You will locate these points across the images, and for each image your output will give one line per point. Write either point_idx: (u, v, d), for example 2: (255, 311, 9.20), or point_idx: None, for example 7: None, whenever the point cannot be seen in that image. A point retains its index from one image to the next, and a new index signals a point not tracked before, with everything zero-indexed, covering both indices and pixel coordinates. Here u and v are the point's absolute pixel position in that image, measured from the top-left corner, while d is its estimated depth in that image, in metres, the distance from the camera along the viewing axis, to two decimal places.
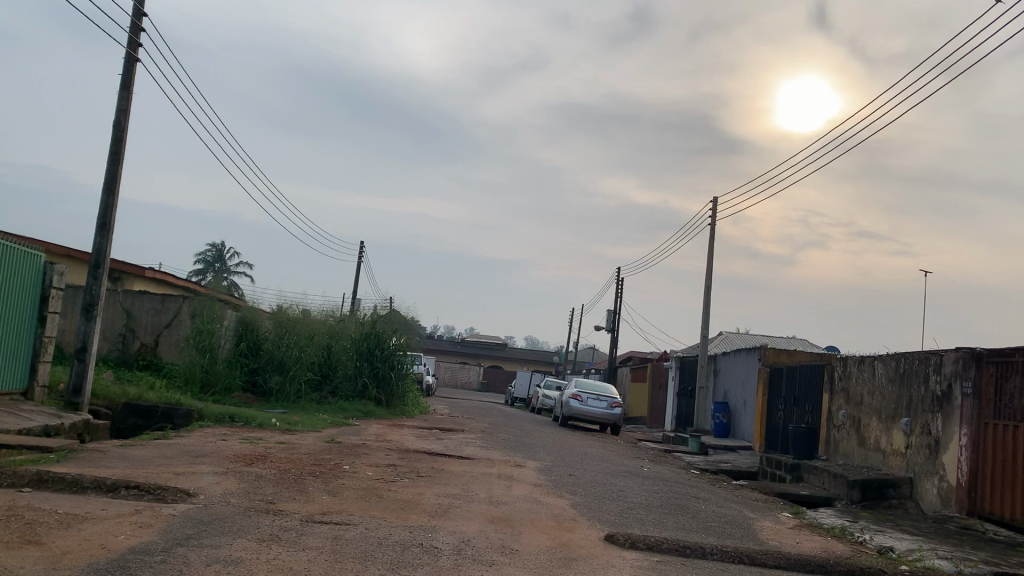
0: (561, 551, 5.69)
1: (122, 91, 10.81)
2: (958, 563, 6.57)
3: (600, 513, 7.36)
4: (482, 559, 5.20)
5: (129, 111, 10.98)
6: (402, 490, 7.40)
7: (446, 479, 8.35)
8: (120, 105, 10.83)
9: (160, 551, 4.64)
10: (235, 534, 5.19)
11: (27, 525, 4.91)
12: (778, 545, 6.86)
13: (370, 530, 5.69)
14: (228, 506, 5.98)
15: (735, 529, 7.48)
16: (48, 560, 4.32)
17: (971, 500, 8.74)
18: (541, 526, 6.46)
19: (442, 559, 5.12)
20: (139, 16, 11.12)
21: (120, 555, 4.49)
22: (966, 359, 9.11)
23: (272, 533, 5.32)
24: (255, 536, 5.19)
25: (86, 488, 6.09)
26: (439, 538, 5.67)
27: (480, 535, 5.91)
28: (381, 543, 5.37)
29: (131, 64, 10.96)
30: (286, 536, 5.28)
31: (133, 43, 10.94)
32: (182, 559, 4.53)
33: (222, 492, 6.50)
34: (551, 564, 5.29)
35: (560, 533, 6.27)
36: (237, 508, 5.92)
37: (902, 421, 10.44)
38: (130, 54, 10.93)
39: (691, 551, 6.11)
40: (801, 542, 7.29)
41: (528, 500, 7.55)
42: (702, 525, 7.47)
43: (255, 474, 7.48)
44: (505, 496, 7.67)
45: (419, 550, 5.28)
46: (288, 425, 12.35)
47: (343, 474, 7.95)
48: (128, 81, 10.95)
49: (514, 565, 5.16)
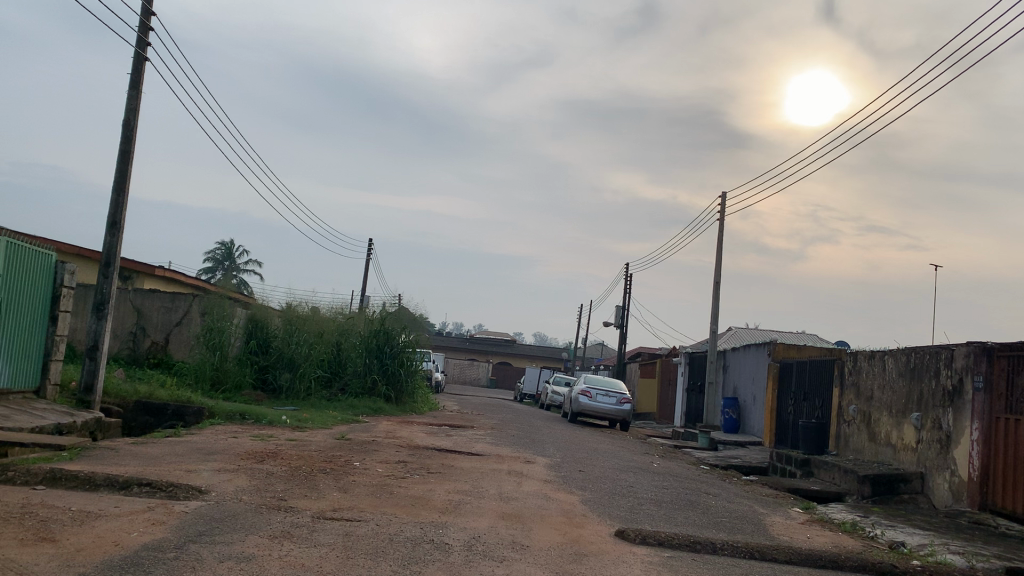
0: (571, 547, 5.70)
1: (131, 90, 10.84)
2: (970, 557, 6.56)
3: (610, 509, 7.36)
4: (493, 555, 5.21)
5: (138, 110, 11.01)
6: (413, 487, 7.42)
7: (456, 476, 8.36)
8: (129, 104, 10.87)
9: (173, 547, 4.67)
10: (247, 531, 5.22)
11: (41, 523, 4.95)
12: (789, 541, 6.85)
13: (381, 526, 5.71)
14: (240, 503, 6.01)
15: (746, 525, 7.48)
16: (62, 557, 4.35)
17: (983, 495, 8.72)
18: (552, 521, 6.48)
19: (453, 555, 5.13)
20: (147, 14, 11.14)
21: (134, 552, 4.52)
22: (977, 353, 9.07)
23: (284, 529, 5.35)
24: (267, 532, 5.22)
25: (99, 485, 6.12)
26: (450, 534, 5.68)
27: (490, 531, 5.92)
28: (393, 539, 5.39)
29: (141, 63, 10.99)
30: (298, 532, 5.31)
31: (142, 41, 10.97)
32: (196, 555, 4.56)
33: (233, 488, 6.53)
34: (562, 560, 5.30)
35: (571, 529, 6.28)
36: (249, 505, 5.95)
37: (913, 416, 10.41)
38: (138, 53, 10.95)
39: (702, 546, 6.11)
40: (812, 537, 7.28)
41: (538, 496, 7.57)
42: (713, 521, 7.47)
43: (266, 471, 7.51)
44: (516, 492, 7.68)
45: (430, 546, 5.29)
46: (299, 422, 12.40)
47: (354, 471, 7.97)
48: (137, 80, 10.99)
49: (526, 560, 5.18)
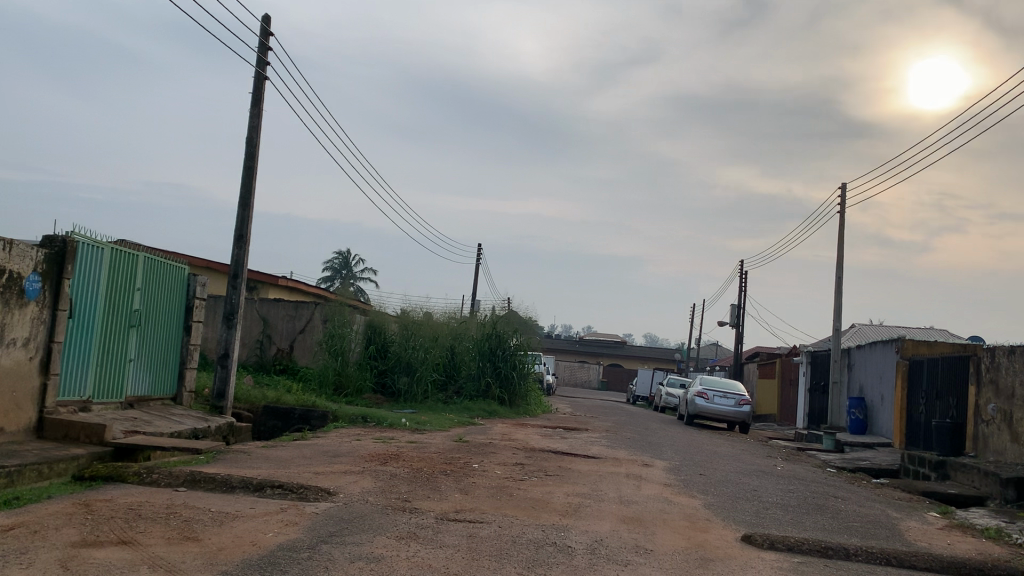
0: (696, 551, 5.58)
1: (253, 108, 11.32)
2: None
3: (734, 513, 7.17)
4: (617, 559, 5.16)
5: (260, 127, 11.48)
6: (532, 489, 7.43)
7: (574, 478, 8.33)
8: (252, 122, 11.35)
9: (307, 547, 4.82)
10: (375, 532, 5.35)
11: (186, 523, 5.21)
12: (929, 548, 6.50)
13: (504, 528, 5.74)
14: (366, 505, 6.17)
15: (879, 530, 7.14)
16: (206, 555, 4.56)
17: None
18: (674, 525, 6.36)
19: (576, 558, 5.11)
20: (266, 34, 11.61)
21: (271, 551, 4.69)
22: None
23: (410, 530, 5.45)
24: (394, 533, 5.33)
25: (235, 487, 6.40)
26: (572, 537, 5.66)
27: (613, 535, 5.87)
28: (516, 541, 5.41)
29: (261, 82, 11.46)
30: (423, 534, 5.40)
31: (262, 61, 11.44)
32: (328, 555, 4.70)
33: (359, 490, 6.71)
34: (687, 565, 5.19)
35: (695, 533, 6.15)
36: (375, 507, 6.10)
37: None
38: (258, 73, 11.43)
39: (835, 552, 5.87)
40: (953, 544, 6.89)
41: (658, 499, 7.45)
42: (844, 526, 7.17)
43: (389, 473, 7.68)
44: (635, 495, 7.58)
45: (553, 549, 5.28)
46: (418, 425, 12.65)
47: (473, 473, 8.06)
48: (259, 98, 11.46)
49: (651, 565, 5.09)
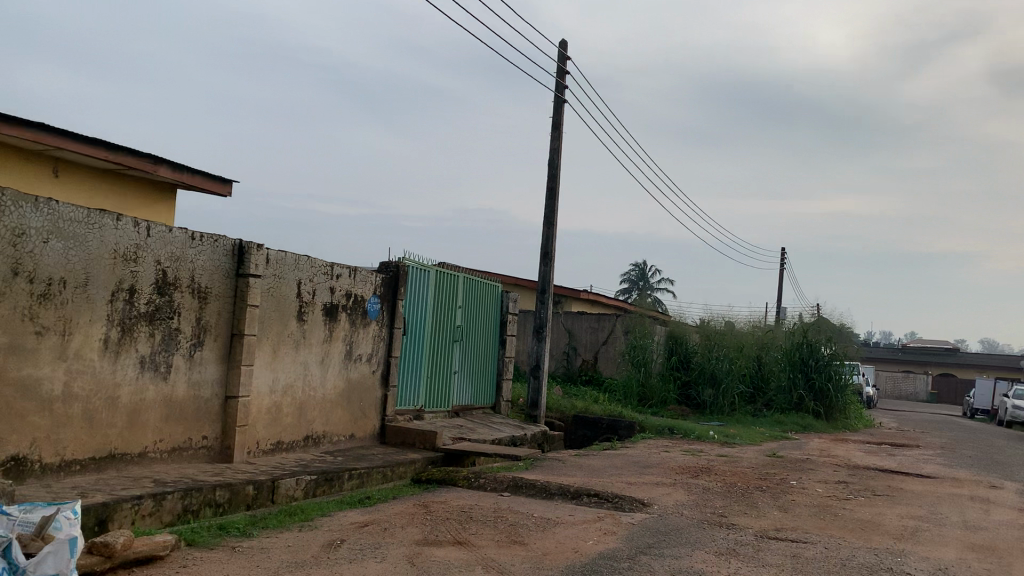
0: None
1: (555, 129, 11.79)
2: None
3: None
4: None
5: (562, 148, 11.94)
6: (860, 509, 6.91)
7: (908, 499, 7.61)
8: (554, 143, 11.83)
9: (627, 558, 4.87)
10: (694, 546, 5.27)
11: (512, 526, 5.51)
12: None
13: (831, 550, 5.38)
14: (683, 517, 6.11)
15: None
16: (533, 559, 4.78)
17: None
18: None
19: None
20: (564, 57, 12.06)
21: (593, 559, 4.80)
22: None
23: (730, 546, 5.30)
24: (713, 548, 5.21)
25: (555, 493, 6.64)
26: (911, 564, 5.16)
27: (961, 564, 5.26)
28: (846, 564, 5.04)
29: (561, 104, 11.91)
30: (744, 551, 5.22)
31: (561, 83, 11.90)
32: (648, 567, 4.71)
33: (674, 502, 6.66)
34: None
35: None
36: (692, 520, 6.01)
37: None
38: (558, 95, 11.90)
39: None
40: None
41: (1014, 527, 6.57)
42: None
43: (703, 486, 7.55)
44: (984, 521, 6.75)
45: None
46: (727, 437, 12.34)
47: (792, 490, 7.67)
48: (559, 120, 11.91)
49: None
